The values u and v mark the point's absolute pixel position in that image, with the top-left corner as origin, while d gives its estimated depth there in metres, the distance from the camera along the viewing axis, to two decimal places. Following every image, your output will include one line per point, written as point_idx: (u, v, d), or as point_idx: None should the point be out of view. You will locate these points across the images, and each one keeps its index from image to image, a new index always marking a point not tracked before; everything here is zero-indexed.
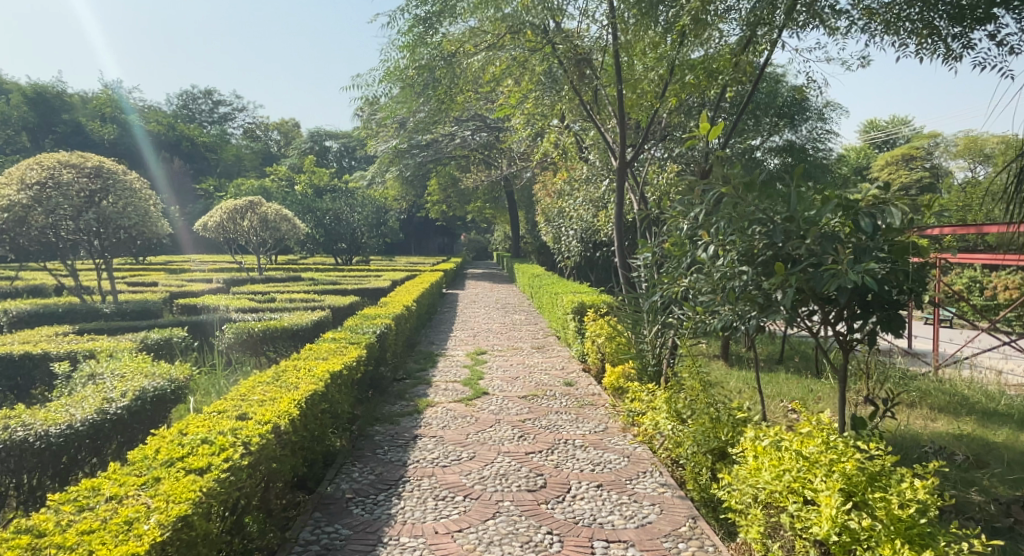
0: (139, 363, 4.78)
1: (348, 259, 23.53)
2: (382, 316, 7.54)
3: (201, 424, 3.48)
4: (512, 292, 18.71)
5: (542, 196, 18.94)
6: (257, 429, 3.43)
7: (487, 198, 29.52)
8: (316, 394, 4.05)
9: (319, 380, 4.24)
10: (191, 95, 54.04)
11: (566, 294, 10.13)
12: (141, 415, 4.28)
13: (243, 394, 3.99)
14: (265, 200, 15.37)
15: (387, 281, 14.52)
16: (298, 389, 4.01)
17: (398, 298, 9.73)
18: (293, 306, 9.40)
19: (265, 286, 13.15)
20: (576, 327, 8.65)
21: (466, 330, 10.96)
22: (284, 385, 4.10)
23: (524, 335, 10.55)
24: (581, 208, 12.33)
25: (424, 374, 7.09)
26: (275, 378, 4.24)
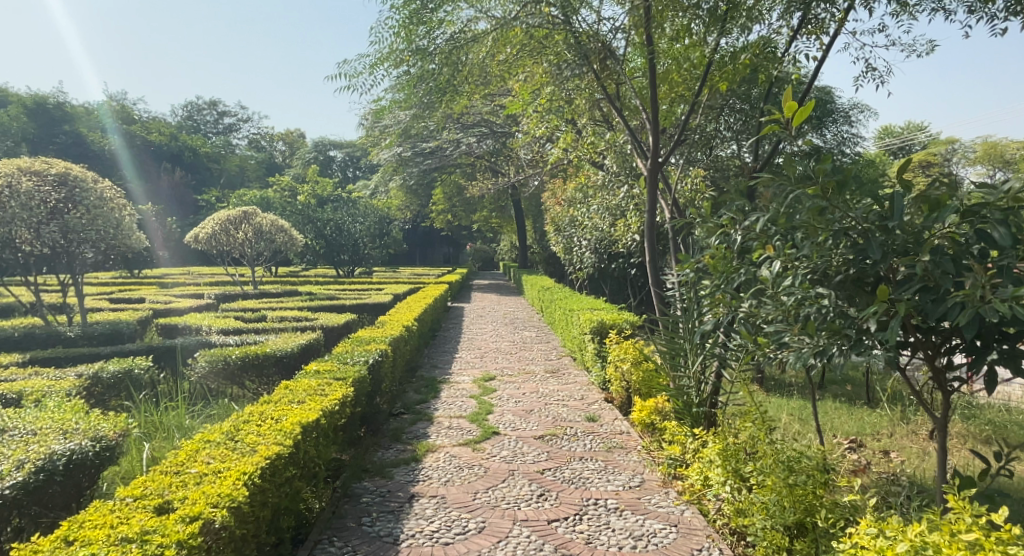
0: (62, 417, 3.95)
1: (350, 272, 22.71)
2: (378, 340, 6.67)
3: (102, 523, 2.58)
4: (520, 306, 17.88)
5: (552, 204, 18.08)
6: (175, 532, 2.52)
7: (493, 208, 28.66)
8: (276, 463, 3.15)
9: (283, 440, 3.33)
10: (195, 105, 53.61)
11: (583, 311, 9.22)
12: (39, 493, 3.46)
13: (179, 463, 3.09)
14: (260, 209, 14.57)
15: (388, 296, 13.69)
16: (253, 455, 3.12)
17: (398, 317, 8.85)
18: (281, 327, 8.54)
19: (258, 302, 12.31)
20: (595, 350, 7.74)
21: (473, 350, 10.06)
22: (237, 449, 3.20)
23: (536, 355, 9.68)
24: (596, 216, 11.48)
25: (424, 408, 6.20)
26: (228, 438, 3.34)
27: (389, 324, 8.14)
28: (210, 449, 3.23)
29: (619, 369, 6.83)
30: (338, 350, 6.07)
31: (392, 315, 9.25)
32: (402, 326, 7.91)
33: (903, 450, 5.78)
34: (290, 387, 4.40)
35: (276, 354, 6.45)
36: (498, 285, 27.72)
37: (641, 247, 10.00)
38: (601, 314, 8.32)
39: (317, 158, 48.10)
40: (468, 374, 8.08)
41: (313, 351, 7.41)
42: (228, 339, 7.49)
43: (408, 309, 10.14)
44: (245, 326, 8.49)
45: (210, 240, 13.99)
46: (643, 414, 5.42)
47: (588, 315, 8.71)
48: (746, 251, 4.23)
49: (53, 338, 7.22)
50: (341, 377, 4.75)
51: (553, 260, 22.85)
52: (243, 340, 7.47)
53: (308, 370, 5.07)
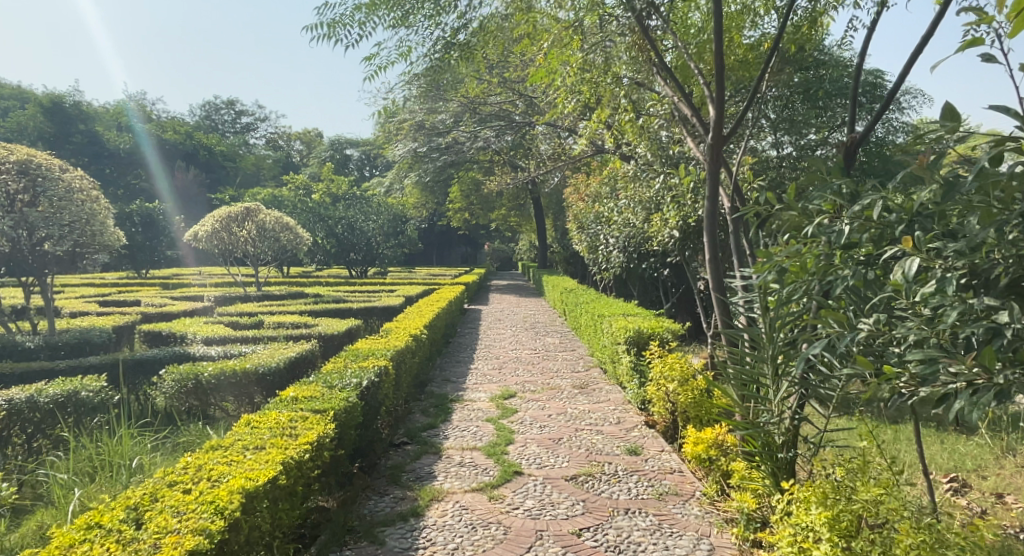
0: None
1: (363, 272, 21.76)
2: (378, 354, 5.65)
3: None
4: (541, 308, 16.86)
5: (574, 201, 16.99)
6: None
7: (512, 206, 27.62)
8: None
9: (199, 529, 2.37)
10: (214, 105, 53.12)
11: (614, 318, 8.13)
12: None
13: None
14: (264, 206, 13.66)
15: (399, 299, 12.70)
16: None
17: (406, 323, 7.84)
18: (273, 335, 7.55)
19: (259, 305, 11.40)
20: (631, 364, 6.68)
21: (490, 360, 9.01)
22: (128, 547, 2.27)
23: (561, 367, 8.64)
24: (626, 211, 10.42)
25: (432, 436, 5.18)
26: (127, 523, 2.42)
27: (395, 332, 7.12)
28: (96, 542, 2.32)
29: (662, 389, 5.78)
30: (328, 366, 5.04)
31: (399, 320, 8.27)
32: (408, 336, 6.88)
33: (1022, 493, 4.67)
34: (250, 426, 3.39)
35: (256, 372, 5.46)
36: (517, 286, 26.70)
37: (678, 245, 8.92)
38: (639, 321, 7.25)
39: (333, 157, 47.38)
40: (486, 390, 7.05)
41: (305, 364, 6.41)
42: (209, 351, 6.50)
43: (420, 314, 9.14)
44: (234, 334, 7.53)
45: (211, 239, 13.06)
46: (699, 448, 4.32)
47: (621, 321, 7.63)
48: (855, 247, 3.16)
49: (10, 349, 6.34)
50: (321, 409, 3.71)
51: (575, 260, 21.78)
52: (227, 351, 6.49)
53: (280, 398, 4.03)
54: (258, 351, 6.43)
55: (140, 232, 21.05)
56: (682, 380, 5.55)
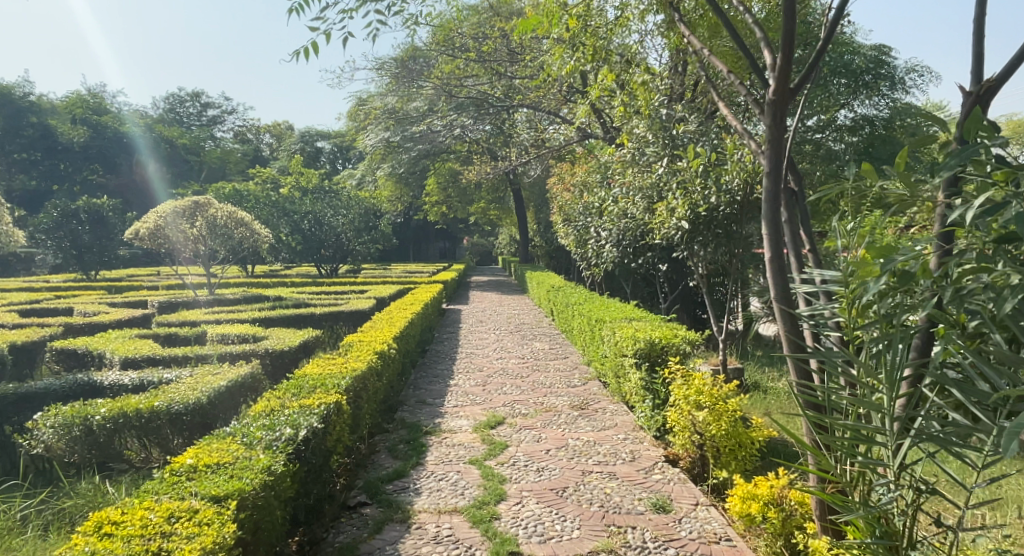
0: None
1: (333, 270, 20.37)
2: (331, 382, 4.43)
3: None
4: (524, 307, 15.71)
5: (558, 191, 15.83)
6: None
7: (490, 198, 26.40)
8: None
9: None
10: (177, 97, 50.99)
11: (616, 323, 7.00)
12: None
13: None
14: (215, 199, 12.22)
15: (369, 301, 11.46)
16: None
17: (373, 334, 6.64)
18: (209, 352, 6.27)
19: (207, 311, 10.05)
20: (643, 382, 5.56)
21: (473, 374, 7.80)
22: None
23: (554, 380, 7.50)
24: (621, 200, 9.30)
25: (399, 493, 3.98)
26: None
27: (359, 346, 5.92)
28: None
29: (685, 416, 4.66)
30: (259, 406, 3.83)
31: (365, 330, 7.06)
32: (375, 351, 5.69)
33: None
34: (92, 547, 2.20)
35: (167, 411, 4.22)
36: (496, 281, 25.48)
37: (685, 239, 7.80)
38: (650, 328, 6.11)
39: (304, 150, 45.73)
40: (467, 416, 5.86)
41: (241, 392, 5.17)
42: (122, 377, 5.24)
43: (393, 321, 7.92)
44: (160, 352, 6.24)
45: (156, 238, 11.64)
46: (751, 507, 3.37)
47: (625, 328, 6.50)
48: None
49: None
50: (222, 496, 2.53)
51: (559, 254, 20.64)
52: (144, 378, 5.24)
53: (173, 468, 2.83)
54: (182, 378, 5.17)
55: (88, 231, 19.40)
56: (712, 406, 4.45)
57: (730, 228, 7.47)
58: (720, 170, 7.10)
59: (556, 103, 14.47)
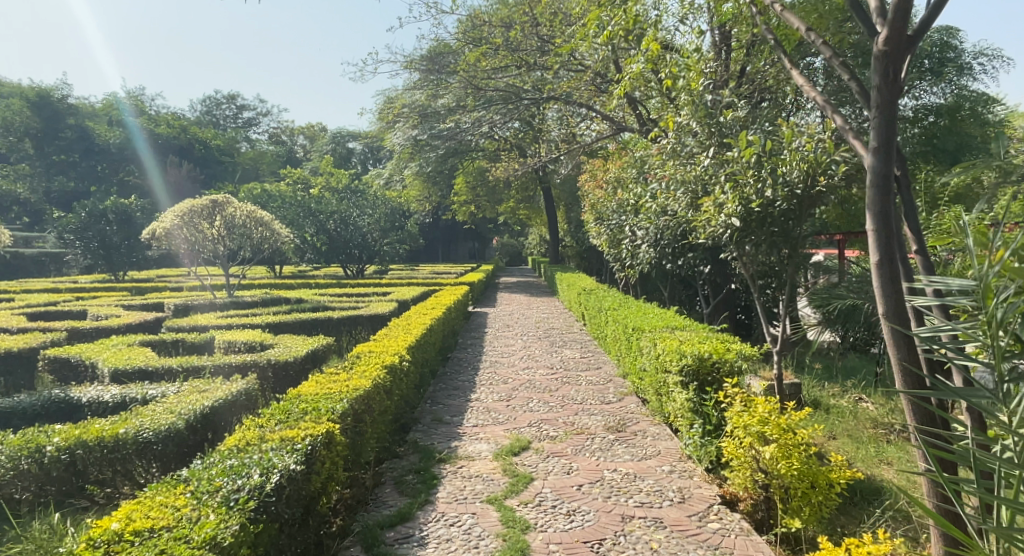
0: None
1: (359, 271, 19.87)
2: (330, 405, 3.82)
3: None
4: (555, 310, 15.02)
5: (591, 190, 15.09)
6: None
7: (520, 197, 25.75)
8: None
9: None
10: (213, 99, 51.33)
11: (657, 333, 6.27)
12: None
13: None
14: (235, 197, 11.64)
15: (391, 304, 10.88)
16: None
17: (386, 344, 6.01)
18: (206, 363, 5.69)
19: (220, 314, 9.54)
20: (690, 404, 4.85)
21: (497, 387, 7.11)
22: None
23: (587, 394, 6.81)
24: (661, 196, 8.56)
25: (402, 544, 3.35)
26: None
27: (367, 359, 5.30)
28: None
29: (747, 449, 3.91)
30: (234, 437, 3.27)
31: (380, 338, 6.43)
32: (385, 365, 5.07)
33: None
34: None
35: (134, 440, 3.72)
36: (526, 283, 24.80)
37: (734, 240, 7.01)
38: (698, 341, 5.37)
39: (335, 150, 45.63)
40: (488, 438, 5.18)
41: (230, 411, 4.54)
42: (102, 393, 4.71)
43: (411, 328, 7.27)
44: (153, 362, 5.67)
45: (171, 237, 11.15)
46: None
47: (668, 339, 5.77)
48: None
49: None
50: None
51: (591, 255, 19.89)
52: (125, 394, 4.68)
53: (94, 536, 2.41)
54: (166, 394, 4.59)
55: (116, 232, 19.25)
56: (779, 440, 3.73)
57: (787, 226, 6.64)
58: (777, 161, 6.38)
59: (589, 97, 13.71)
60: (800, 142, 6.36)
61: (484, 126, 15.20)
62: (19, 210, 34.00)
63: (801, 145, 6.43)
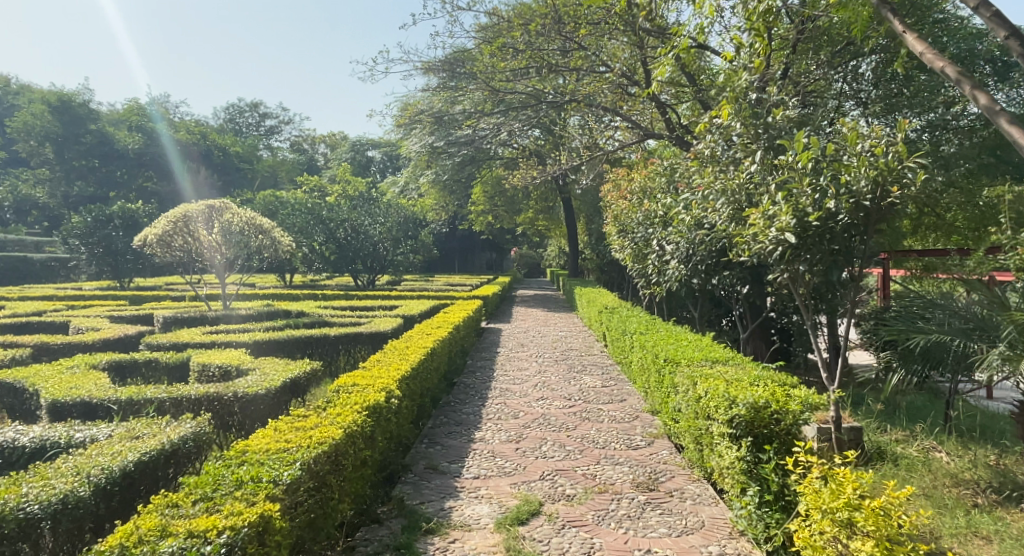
0: None
1: (370, 282, 19.08)
2: (292, 472, 3.06)
3: None
4: (574, 328, 14.15)
5: (613, 201, 14.18)
6: None
7: (539, 207, 24.91)
8: None
9: None
10: (235, 107, 51.13)
11: (693, 368, 5.37)
12: None
13: None
14: (234, 202, 10.78)
15: (396, 321, 10.04)
16: None
17: (376, 373, 5.15)
18: (162, 395, 4.81)
19: (208, 328, 8.70)
20: (744, 467, 3.94)
21: (506, 423, 6.22)
22: None
23: (610, 435, 5.92)
24: (695, 206, 7.68)
25: None
26: None
27: (348, 393, 4.45)
28: None
29: (828, 538, 3.08)
30: (129, 529, 2.58)
31: (369, 366, 5.57)
32: (368, 403, 4.22)
33: None
34: None
35: (13, 516, 3.06)
36: (543, 297, 23.90)
37: (780, 262, 6.09)
38: (748, 383, 4.47)
39: (354, 158, 45.17)
40: (491, 497, 4.32)
41: (164, 463, 3.74)
42: (20, 434, 3.90)
43: (410, 351, 6.39)
44: (102, 392, 4.82)
45: (161, 245, 10.24)
46: None
47: (708, 376, 4.87)
48: None
49: None
50: None
51: (612, 269, 18.98)
52: (44, 439, 3.84)
53: None
54: (91, 439, 3.76)
55: (122, 237, 18.59)
56: (877, 534, 2.88)
57: (848, 242, 5.73)
58: (840, 169, 5.51)
59: (614, 101, 12.77)
60: (865, 147, 5.51)
61: (503, 132, 14.36)
62: (37, 214, 33.64)
63: (866, 151, 5.54)
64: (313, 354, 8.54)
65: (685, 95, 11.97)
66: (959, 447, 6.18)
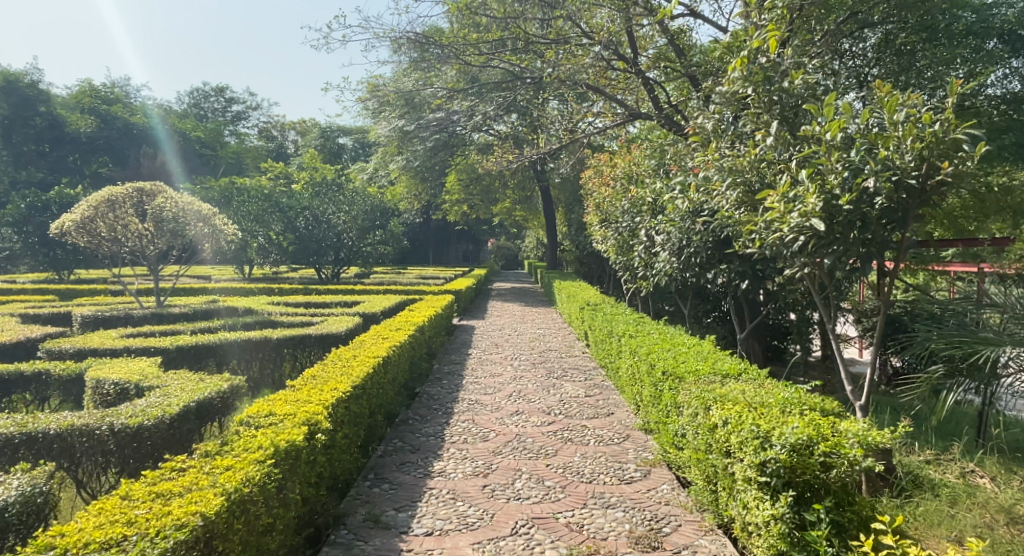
0: None
1: (335, 274, 17.85)
2: None
3: None
4: (551, 324, 13.16)
5: (595, 187, 13.10)
6: None
7: (516, 196, 23.76)
8: None
9: None
10: (201, 91, 49.05)
11: (700, 385, 4.39)
12: None
13: None
14: (166, 186, 9.59)
15: (353, 319, 8.95)
16: None
17: (308, 394, 4.11)
18: (12, 430, 3.74)
19: (129, 330, 7.57)
20: (780, 535, 3.03)
21: (472, 449, 5.16)
22: None
23: (600, 463, 4.90)
24: (692, 190, 6.68)
25: None
26: None
27: (264, 428, 3.43)
28: None
29: None
30: None
31: (301, 385, 4.51)
32: (287, 442, 3.21)
33: None
34: None
35: None
36: (519, 289, 22.79)
37: (795, 256, 5.15)
38: (778, 409, 3.50)
39: (324, 145, 43.48)
40: None
41: None
42: None
43: (358, 360, 5.33)
44: None
45: (81, 232, 9.13)
46: None
47: (723, 397, 3.87)
48: None
49: None
50: None
51: (592, 260, 17.95)
52: None
53: None
54: None
55: None
56: None
57: (884, 231, 4.71)
58: (880, 140, 4.50)
59: (598, 79, 11.70)
60: (908, 115, 4.52)
61: (476, 113, 13.27)
62: None
63: (908, 120, 4.54)
64: (252, 362, 7.43)
65: (677, 71, 10.87)
66: (1003, 470, 5.28)
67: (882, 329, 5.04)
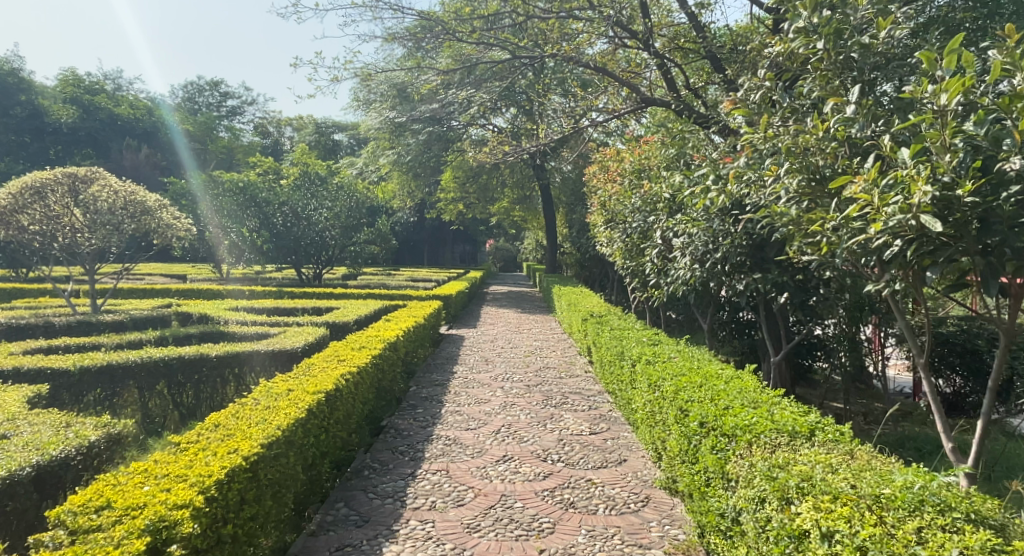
0: None
1: (317, 275, 16.64)
2: None
3: None
4: (548, 334, 11.92)
5: (600, 185, 11.83)
6: None
7: (514, 196, 22.51)
8: None
9: None
10: (195, 85, 47.90)
11: (763, 451, 3.07)
12: None
13: None
14: (104, 172, 8.34)
15: (317, 330, 7.68)
16: None
17: (192, 457, 2.89)
18: None
19: (37, 342, 6.31)
20: None
21: (443, 524, 3.84)
22: None
23: (610, 546, 3.60)
24: (722, 182, 5.40)
25: None
26: None
27: (83, 538, 2.34)
28: None
29: None
30: None
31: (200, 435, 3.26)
32: None
33: None
34: None
35: None
36: (516, 293, 21.50)
37: (882, 268, 3.84)
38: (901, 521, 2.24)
39: (319, 141, 42.36)
40: None
41: None
42: None
43: (297, 393, 4.05)
44: None
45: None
46: None
47: (808, 485, 2.58)
48: None
49: None
50: None
51: (594, 264, 16.68)
52: None
53: None
54: None
55: None
56: None
57: None
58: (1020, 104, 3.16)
59: (605, 63, 10.43)
60: None
61: (470, 102, 11.99)
62: None
63: None
64: (185, 385, 6.10)
65: (697, 51, 9.55)
66: None
67: (1000, 368, 3.73)
